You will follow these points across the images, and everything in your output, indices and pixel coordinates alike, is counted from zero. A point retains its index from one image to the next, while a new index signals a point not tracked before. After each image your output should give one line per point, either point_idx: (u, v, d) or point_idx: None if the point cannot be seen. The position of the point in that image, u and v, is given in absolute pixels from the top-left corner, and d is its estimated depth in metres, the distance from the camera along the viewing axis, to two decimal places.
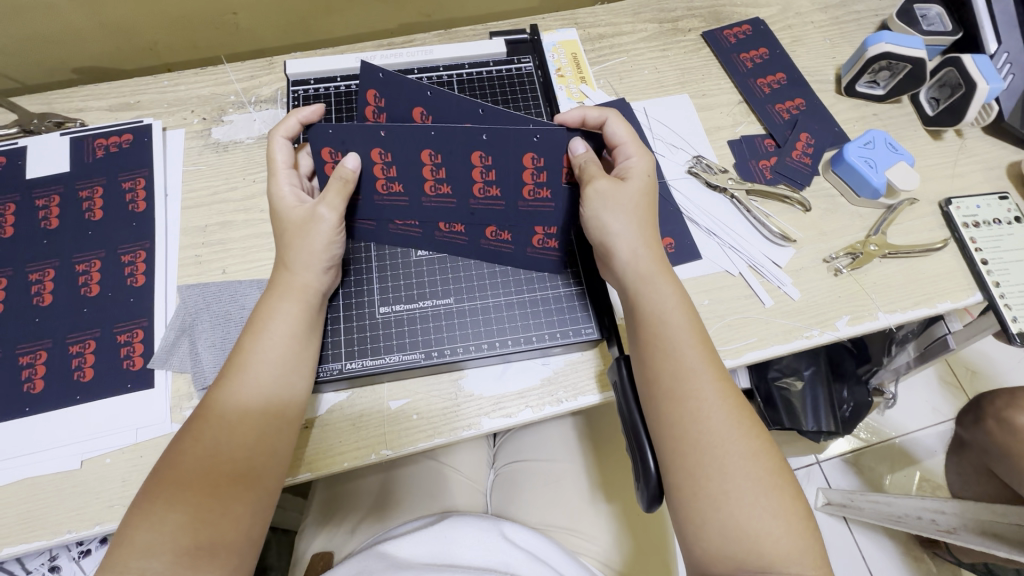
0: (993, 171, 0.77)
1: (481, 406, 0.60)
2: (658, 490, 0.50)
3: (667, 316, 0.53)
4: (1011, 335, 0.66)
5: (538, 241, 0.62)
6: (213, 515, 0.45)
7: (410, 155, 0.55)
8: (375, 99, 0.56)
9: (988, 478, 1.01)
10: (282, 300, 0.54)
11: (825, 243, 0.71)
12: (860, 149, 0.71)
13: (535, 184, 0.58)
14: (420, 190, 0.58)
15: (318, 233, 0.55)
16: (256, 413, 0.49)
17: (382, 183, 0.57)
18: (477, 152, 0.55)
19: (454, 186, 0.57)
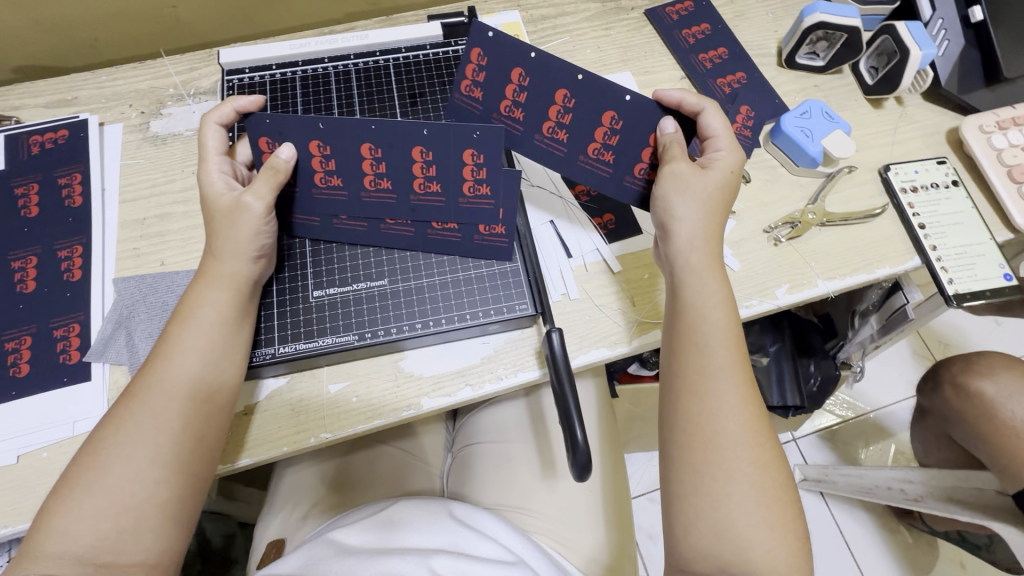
0: (932, 137, 0.77)
1: (421, 386, 0.61)
2: (585, 465, 0.50)
3: (707, 312, 0.53)
4: (948, 297, 0.67)
5: (481, 235, 0.61)
6: (135, 502, 0.45)
7: (349, 149, 0.55)
8: (479, 57, 0.58)
9: (948, 444, 1.03)
10: (209, 288, 0.53)
11: (765, 213, 0.71)
12: (796, 119, 0.73)
13: (474, 181, 0.56)
14: (359, 185, 0.58)
15: (246, 220, 0.55)
16: (179, 398, 0.49)
17: (321, 176, 0.57)
18: (564, 91, 0.57)
19: (393, 181, 0.57)
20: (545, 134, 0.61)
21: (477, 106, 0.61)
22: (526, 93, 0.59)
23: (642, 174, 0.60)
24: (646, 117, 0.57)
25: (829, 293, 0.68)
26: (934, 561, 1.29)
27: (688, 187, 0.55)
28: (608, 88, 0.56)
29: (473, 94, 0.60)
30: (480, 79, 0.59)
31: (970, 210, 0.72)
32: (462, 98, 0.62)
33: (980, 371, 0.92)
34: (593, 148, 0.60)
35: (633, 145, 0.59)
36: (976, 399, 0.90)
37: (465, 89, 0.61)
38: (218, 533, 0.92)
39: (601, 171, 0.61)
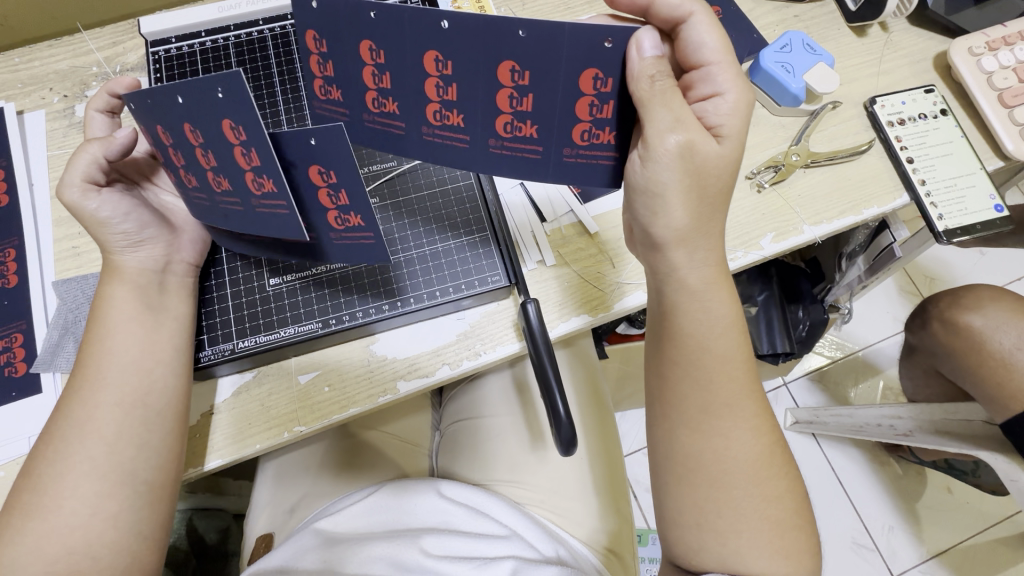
0: (919, 64, 0.73)
1: (396, 369, 0.58)
2: (568, 439, 0.48)
3: (707, 343, 0.48)
4: (937, 234, 0.65)
5: (336, 233, 0.47)
6: (86, 517, 0.43)
7: (184, 138, 0.44)
8: (315, 40, 0.46)
9: (936, 378, 1.03)
10: (119, 286, 0.50)
11: (746, 159, 0.68)
12: (775, 53, 0.67)
13: (254, 171, 0.43)
14: (209, 185, 0.46)
15: (85, 211, 0.49)
16: (112, 409, 0.46)
17: (183, 173, 0.47)
18: (434, 53, 0.44)
19: (231, 179, 0.45)
20: (434, 124, 0.48)
21: (343, 98, 0.49)
22: (390, 77, 0.46)
23: (588, 139, 0.48)
24: (557, 52, 0.42)
25: (816, 239, 0.65)
26: (923, 489, 1.33)
27: (701, 151, 0.45)
28: (493, 24, 0.41)
29: (331, 94, 0.49)
30: (328, 69, 0.47)
31: (959, 140, 0.68)
32: (323, 105, 0.50)
33: (969, 305, 0.91)
34: (504, 122, 0.47)
35: (562, 95, 0.45)
36: (965, 333, 0.89)
37: (320, 89, 0.49)
38: (212, 529, 0.90)
39: (532, 152, 0.49)
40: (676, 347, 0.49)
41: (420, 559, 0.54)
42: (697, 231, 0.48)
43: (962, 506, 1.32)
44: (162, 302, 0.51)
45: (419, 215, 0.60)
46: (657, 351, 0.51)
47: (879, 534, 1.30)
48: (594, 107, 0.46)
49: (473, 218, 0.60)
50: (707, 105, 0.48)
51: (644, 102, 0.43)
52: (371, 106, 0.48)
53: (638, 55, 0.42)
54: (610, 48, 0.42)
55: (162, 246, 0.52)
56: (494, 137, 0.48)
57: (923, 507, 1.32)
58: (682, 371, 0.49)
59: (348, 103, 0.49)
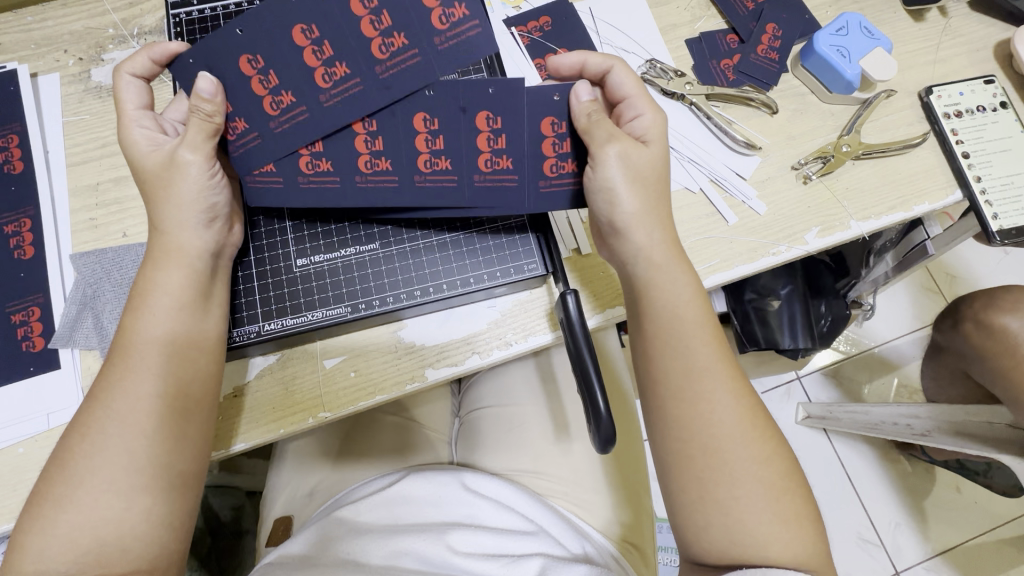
0: (979, 52, 0.69)
1: (424, 357, 0.56)
2: (609, 437, 0.46)
3: (680, 311, 0.48)
4: (991, 234, 0.62)
5: (421, 176, 0.51)
6: (114, 507, 0.42)
7: (284, 47, 0.48)
8: (251, 62, 0.48)
9: (963, 380, 1.01)
10: (160, 270, 0.46)
11: (792, 148, 0.64)
12: (831, 36, 0.64)
13: (325, 67, 0.49)
14: (315, 90, 0.49)
15: (184, 180, 0.47)
16: (144, 399, 0.44)
17: (269, 100, 0.49)
18: (422, 114, 0.50)
19: (350, 63, 0.49)
20: (485, 171, 0.51)
21: (301, 109, 0.49)
22: (359, 87, 0.49)
23: (555, 172, 0.52)
24: (519, 104, 0.49)
25: (861, 235, 0.63)
26: (932, 487, 1.32)
27: (636, 155, 0.49)
28: (467, 88, 0.49)
29: (336, 75, 0.49)
30: (273, 80, 0.49)
31: (1017, 135, 0.65)
32: (308, 180, 0.51)
33: (1004, 307, 0.89)
34: (483, 160, 0.51)
35: (529, 142, 0.51)
36: (1000, 337, 0.87)
37: (274, 109, 0.50)
38: (225, 506, 0.90)
39: (508, 180, 0.51)
40: (650, 328, 0.49)
41: (447, 555, 0.53)
42: (651, 213, 0.50)
43: (970, 506, 1.31)
44: (209, 288, 0.48)
45: None
46: (638, 340, 0.50)
47: (886, 530, 1.30)
48: (556, 144, 0.51)
49: None
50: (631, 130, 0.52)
51: (586, 131, 0.49)
52: (362, 166, 0.51)
53: (574, 98, 0.49)
54: (558, 101, 0.50)
55: (226, 236, 0.50)
56: (477, 173, 0.51)
57: (932, 506, 1.31)
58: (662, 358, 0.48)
59: (310, 124, 0.50)
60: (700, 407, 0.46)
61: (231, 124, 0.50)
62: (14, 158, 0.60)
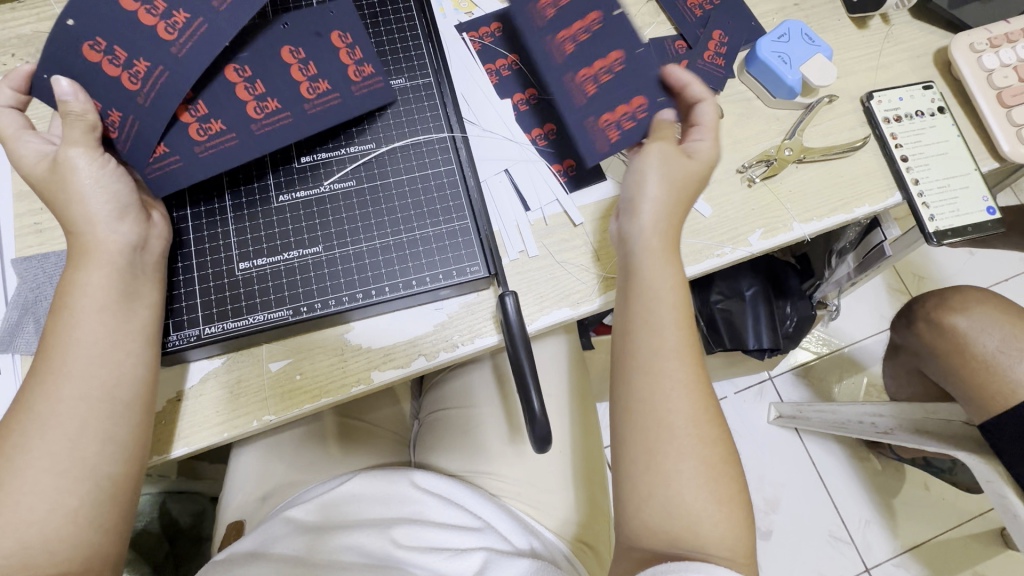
0: (919, 59, 0.71)
1: (371, 359, 0.56)
2: (546, 437, 0.47)
3: (658, 293, 0.51)
4: (928, 235, 0.64)
5: (356, 86, 0.55)
6: (43, 513, 0.42)
7: (110, 17, 0.45)
8: (95, 47, 0.46)
9: (919, 378, 1.03)
10: (87, 272, 0.46)
11: (738, 152, 0.66)
12: (773, 43, 0.65)
13: (166, 22, 0.46)
14: (163, 45, 0.46)
15: (77, 175, 0.46)
16: (69, 402, 0.44)
17: (127, 77, 0.47)
18: (287, 46, 0.52)
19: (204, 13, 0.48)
20: (357, 80, 0.55)
21: (158, 71, 0.47)
22: (206, 25, 0.47)
23: (611, 127, 0.58)
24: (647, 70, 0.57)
25: (804, 237, 0.64)
26: (900, 485, 1.34)
27: (683, 164, 0.55)
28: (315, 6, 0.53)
29: (177, 19, 0.46)
30: (121, 55, 0.46)
31: (954, 139, 0.67)
32: (206, 146, 0.51)
33: (955, 306, 0.91)
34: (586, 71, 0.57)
35: (627, 87, 0.57)
36: (950, 335, 0.89)
37: (134, 83, 0.47)
38: (185, 513, 0.88)
39: (578, 96, 0.58)
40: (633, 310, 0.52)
41: (390, 548, 0.54)
42: (668, 208, 0.54)
43: (938, 502, 1.34)
44: (137, 288, 0.48)
45: (396, 202, 0.57)
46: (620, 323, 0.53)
47: (855, 527, 1.32)
48: (629, 116, 0.57)
49: (453, 206, 0.57)
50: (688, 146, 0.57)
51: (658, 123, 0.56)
52: (252, 113, 0.51)
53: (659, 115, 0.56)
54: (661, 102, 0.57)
55: (148, 228, 0.50)
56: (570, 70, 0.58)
57: (900, 502, 1.33)
58: (635, 338, 0.51)
59: (177, 83, 0.48)
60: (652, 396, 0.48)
61: (106, 120, 0.48)
62: None
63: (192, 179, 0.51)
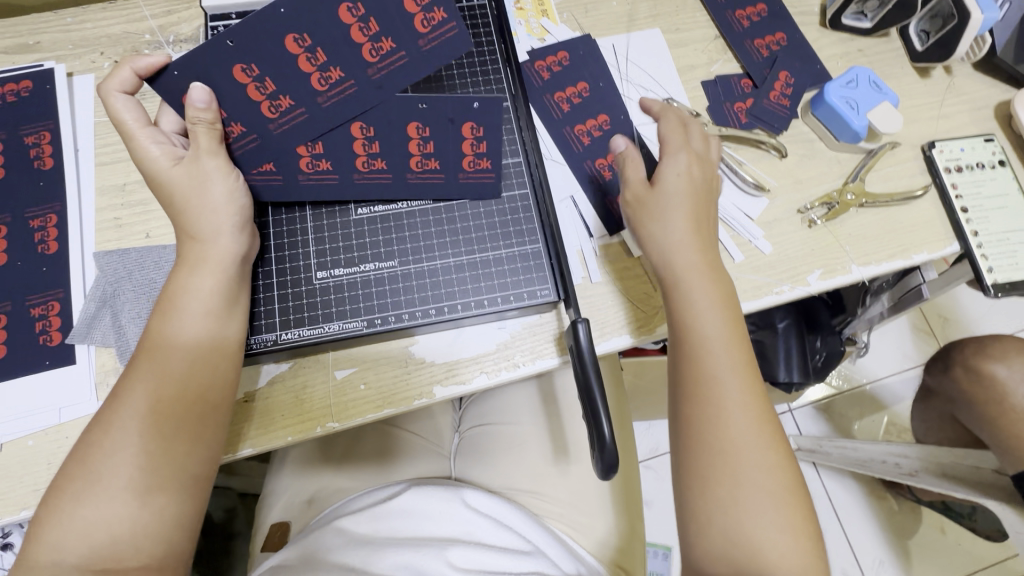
0: (980, 111, 0.72)
1: (433, 373, 0.57)
2: (614, 465, 0.48)
3: (710, 343, 0.52)
4: (985, 286, 0.64)
5: (465, 173, 0.56)
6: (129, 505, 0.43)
7: (274, 49, 0.46)
8: (246, 71, 0.46)
9: (951, 424, 1.03)
10: (192, 274, 0.48)
11: (799, 192, 0.67)
12: (841, 89, 0.66)
13: (320, 72, 0.47)
14: (311, 91, 0.48)
15: (208, 186, 0.49)
16: (160, 401, 0.45)
17: (267, 105, 0.48)
18: (416, 122, 0.52)
19: (343, 67, 0.47)
20: (468, 170, 0.56)
21: (299, 110, 0.49)
22: (355, 88, 0.49)
23: None
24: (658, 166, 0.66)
25: (861, 279, 0.65)
26: (917, 526, 1.33)
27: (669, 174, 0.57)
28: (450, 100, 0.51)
29: (332, 78, 0.48)
30: (269, 87, 0.47)
31: (1014, 193, 0.68)
32: (307, 177, 0.53)
33: (994, 355, 0.91)
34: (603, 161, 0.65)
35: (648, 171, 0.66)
36: (989, 384, 0.89)
37: (272, 113, 0.49)
38: (218, 507, 0.90)
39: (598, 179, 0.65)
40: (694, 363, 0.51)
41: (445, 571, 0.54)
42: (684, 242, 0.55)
43: (954, 547, 1.32)
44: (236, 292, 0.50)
45: (472, 223, 0.58)
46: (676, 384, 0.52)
47: (869, 567, 1.30)
48: None
49: (526, 229, 0.59)
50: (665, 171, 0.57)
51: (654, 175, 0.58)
52: (360, 165, 0.53)
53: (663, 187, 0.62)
54: None
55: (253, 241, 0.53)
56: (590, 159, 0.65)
57: (915, 545, 1.32)
58: (686, 357, 0.52)
59: (312, 124, 0.50)
60: (711, 412, 0.50)
61: (227, 129, 0.49)
62: (45, 154, 0.62)
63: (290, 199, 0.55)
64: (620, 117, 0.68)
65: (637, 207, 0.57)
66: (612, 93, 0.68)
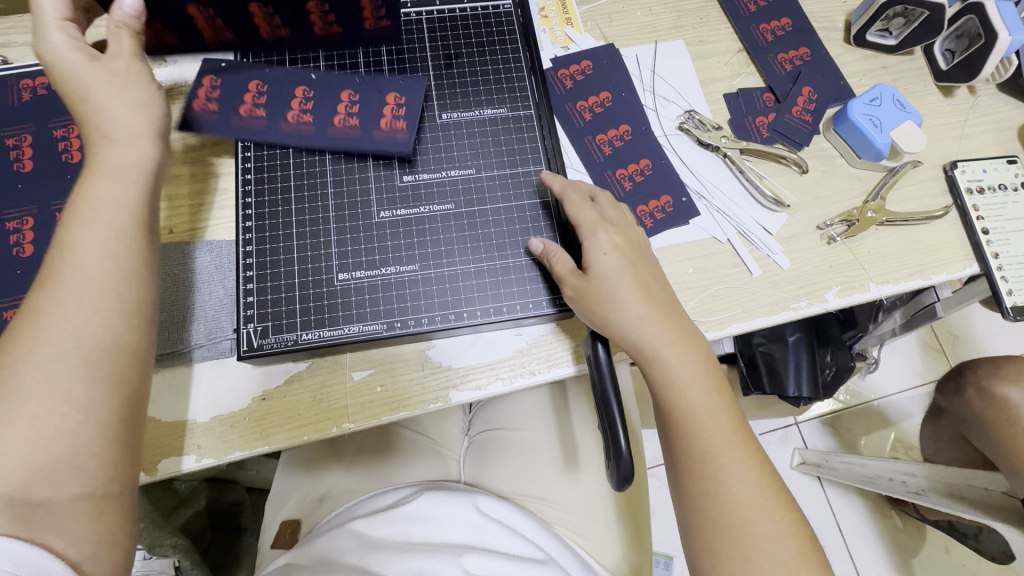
0: (1004, 132, 0.72)
1: (450, 378, 0.57)
2: (629, 474, 0.48)
3: (696, 413, 0.51)
4: (1005, 309, 0.64)
5: (380, 130, 0.59)
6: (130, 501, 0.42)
7: (241, 10, 0.56)
8: (202, 10, 0.55)
9: (961, 444, 1.02)
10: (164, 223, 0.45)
11: (819, 208, 0.67)
12: (864, 106, 0.66)
13: (274, 25, 0.58)
14: (249, 28, 0.55)
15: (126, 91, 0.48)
16: None
17: (211, 31, 0.56)
18: (348, 92, 0.60)
19: (282, 16, 0.57)
20: (384, 129, 0.59)
21: (263, 78, 0.59)
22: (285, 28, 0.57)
23: (648, 216, 0.64)
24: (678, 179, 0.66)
25: (879, 298, 0.65)
26: (921, 545, 1.32)
27: (598, 253, 0.54)
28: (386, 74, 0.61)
29: (269, 20, 0.56)
30: (214, 18, 0.54)
31: None
32: (241, 119, 0.58)
33: (1008, 376, 0.91)
34: (624, 172, 0.66)
35: (668, 183, 0.66)
36: (1002, 406, 0.89)
37: (241, 70, 0.59)
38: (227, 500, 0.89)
39: (618, 189, 0.65)
40: (685, 437, 0.51)
41: None
42: (645, 321, 0.53)
43: (958, 568, 1.32)
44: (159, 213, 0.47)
45: (492, 230, 0.59)
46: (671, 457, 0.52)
47: None
48: (660, 207, 0.65)
49: (546, 237, 0.59)
50: (590, 254, 0.54)
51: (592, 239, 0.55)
52: (290, 115, 0.58)
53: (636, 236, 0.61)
54: (685, 201, 0.65)
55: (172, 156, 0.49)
56: (611, 170, 0.65)
57: (919, 563, 1.31)
58: (676, 432, 0.51)
59: (264, 78, 0.59)
60: (708, 486, 0.49)
61: (201, 79, 0.58)
62: (73, 147, 0.62)
63: (211, 134, 0.58)
64: (642, 127, 0.68)
65: (581, 299, 0.53)
66: (635, 103, 0.69)
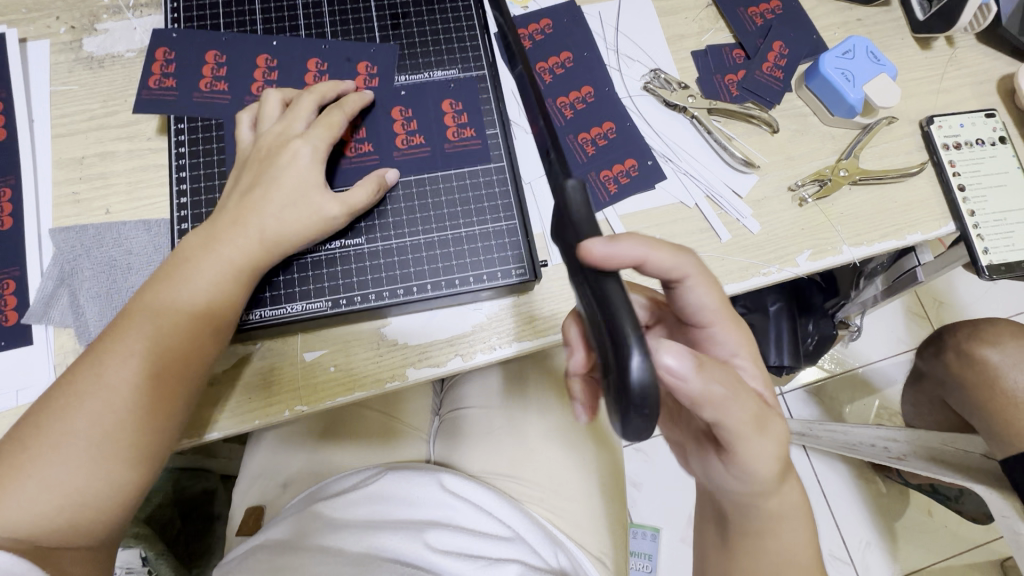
0: (982, 85, 0.69)
1: (407, 355, 0.55)
2: (651, 401, 0.30)
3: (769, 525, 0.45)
4: (980, 268, 0.62)
5: None
6: (105, 491, 0.43)
7: (381, 115, 0.57)
8: (402, 112, 0.58)
9: (941, 409, 1.02)
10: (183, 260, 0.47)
11: (791, 169, 0.64)
12: (837, 59, 0.63)
13: (407, 134, 0.57)
14: (392, 145, 0.56)
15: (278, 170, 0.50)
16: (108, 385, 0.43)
17: (351, 146, 0.56)
18: (316, 59, 0.59)
19: (426, 135, 0.57)
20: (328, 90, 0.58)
21: (373, 155, 0.56)
22: (408, 109, 0.58)
23: (610, 178, 0.61)
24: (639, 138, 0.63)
25: (853, 260, 0.63)
26: (904, 508, 1.33)
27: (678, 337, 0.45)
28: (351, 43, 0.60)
29: (414, 141, 0.57)
30: (413, 125, 0.57)
31: (1014, 171, 0.65)
32: (352, 161, 0.56)
33: (987, 339, 0.89)
34: (585, 135, 0.63)
35: (631, 142, 0.63)
36: (981, 368, 0.88)
37: (352, 152, 0.56)
38: (197, 489, 0.88)
39: (579, 154, 0.62)
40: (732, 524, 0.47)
41: (424, 552, 0.53)
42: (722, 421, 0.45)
43: (940, 529, 1.33)
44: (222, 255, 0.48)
45: (444, 198, 0.56)
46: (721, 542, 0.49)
47: (856, 548, 1.31)
48: (623, 170, 0.62)
49: (501, 204, 0.56)
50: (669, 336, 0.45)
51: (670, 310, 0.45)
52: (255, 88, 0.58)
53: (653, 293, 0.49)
54: (651, 164, 0.62)
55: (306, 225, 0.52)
56: (572, 131, 0.62)
57: (902, 527, 1.33)
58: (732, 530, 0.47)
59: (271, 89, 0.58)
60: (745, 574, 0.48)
61: (356, 145, 0.56)
62: None
63: (175, 112, 0.57)
64: (605, 89, 0.64)
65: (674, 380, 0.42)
66: (597, 64, 0.65)
